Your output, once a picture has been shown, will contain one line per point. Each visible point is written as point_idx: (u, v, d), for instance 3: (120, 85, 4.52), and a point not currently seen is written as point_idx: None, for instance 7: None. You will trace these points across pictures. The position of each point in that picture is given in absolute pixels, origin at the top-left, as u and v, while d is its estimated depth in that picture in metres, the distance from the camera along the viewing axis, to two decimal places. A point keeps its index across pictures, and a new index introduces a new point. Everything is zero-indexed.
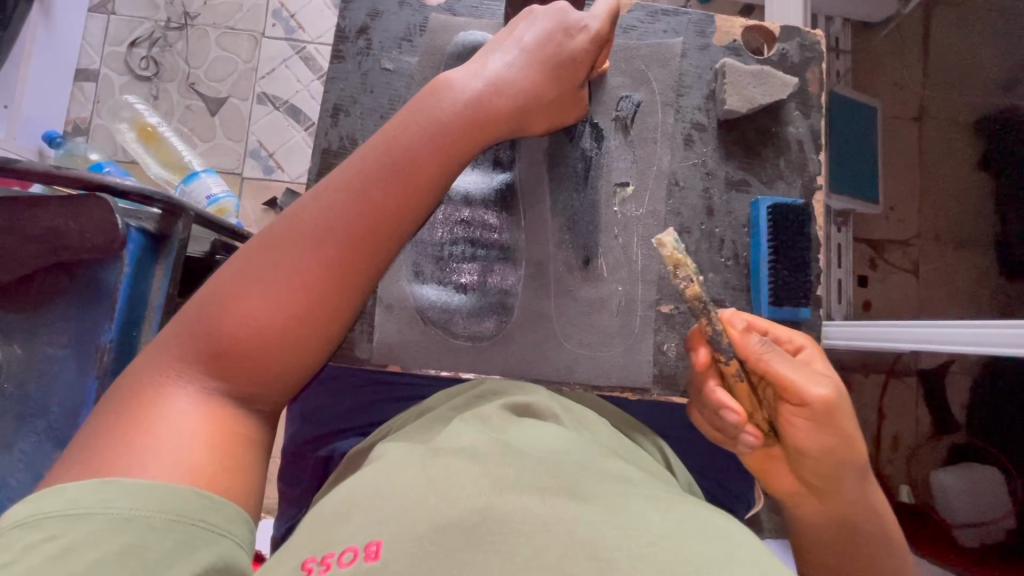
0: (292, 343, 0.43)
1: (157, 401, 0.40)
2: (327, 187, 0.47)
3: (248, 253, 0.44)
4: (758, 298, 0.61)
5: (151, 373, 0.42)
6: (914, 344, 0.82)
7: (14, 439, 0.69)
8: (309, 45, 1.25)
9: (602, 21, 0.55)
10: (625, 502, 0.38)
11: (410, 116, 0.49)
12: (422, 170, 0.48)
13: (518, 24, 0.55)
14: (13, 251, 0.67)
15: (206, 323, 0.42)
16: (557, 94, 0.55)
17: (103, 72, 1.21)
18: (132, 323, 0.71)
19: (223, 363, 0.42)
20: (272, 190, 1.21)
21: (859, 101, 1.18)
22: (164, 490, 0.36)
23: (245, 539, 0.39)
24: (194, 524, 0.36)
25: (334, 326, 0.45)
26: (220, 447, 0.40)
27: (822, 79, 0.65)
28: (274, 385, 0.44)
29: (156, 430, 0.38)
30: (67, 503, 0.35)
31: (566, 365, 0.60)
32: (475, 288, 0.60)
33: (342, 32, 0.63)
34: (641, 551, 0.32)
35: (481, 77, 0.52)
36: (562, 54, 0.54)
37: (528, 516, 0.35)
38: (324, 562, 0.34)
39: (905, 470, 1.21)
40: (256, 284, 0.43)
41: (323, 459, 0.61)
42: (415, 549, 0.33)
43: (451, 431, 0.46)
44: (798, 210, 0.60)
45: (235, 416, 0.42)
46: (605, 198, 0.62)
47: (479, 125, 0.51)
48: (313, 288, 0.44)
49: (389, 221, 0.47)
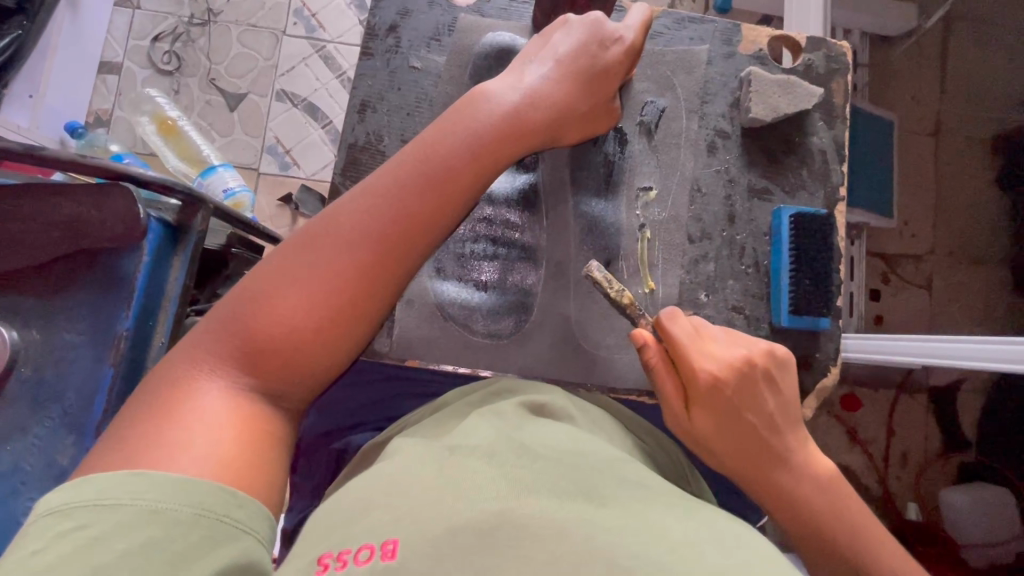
0: (323, 344, 0.44)
1: (187, 394, 0.40)
2: (365, 190, 0.47)
3: (285, 251, 0.45)
4: (777, 306, 0.61)
5: (183, 366, 0.42)
6: (929, 358, 0.81)
7: (29, 424, 0.69)
8: (329, 44, 1.26)
9: (636, 33, 0.57)
10: (644, 509, 0.38)
11: (449, 123, 0.50)
12: (458, 177, 0.49)
13: (554, 32, 0.56)
14: (35, 236, 0.69)
15: (241, 321, 0.43)
16: (589, 106, 0.55)
17: (126, 65, 1.22)
18: (149, 312, 0.73)
19: (255, 361, 0.42)
20: (287, 185, 1.21)
21: (879, 115, 1.18)
22: (192, 485, 0.37)
23: (267, 535, 0.39)
24: (219, 519, 0.37)
25: (364, 328, 0.46)
26: (244, 444, 0.40)
27: (848, 90, 0.65)
28: (306, 383, 0.44)
29: (185, 423, 0.39)
30: (98, 492, 0.36)
31: (584, 367, 0.60)
32: (496, 286, 0.61)
33: (372, 29, 0.64)
34: (660, 561, 0.32)
35: (517, 87, 0.53)
36: (596, 65, 0.55)
37: (549, 518, 0.35)
38: (340, 558, 0.34)
39: (913, 487, 1.20)
40: (290, 284, 0.43)
41: (337, 451, 0.62)
42: (432, 549, 0.33)
43: (467, 427, 0.46)
44: (821, 220, 0.60)
45: (262, 414, 0.42)
46: (628, 201, 0.62)
47: (514, 133, 0.51)
48: (343, 290, 0.44)
49: (423, 224, 0.47)
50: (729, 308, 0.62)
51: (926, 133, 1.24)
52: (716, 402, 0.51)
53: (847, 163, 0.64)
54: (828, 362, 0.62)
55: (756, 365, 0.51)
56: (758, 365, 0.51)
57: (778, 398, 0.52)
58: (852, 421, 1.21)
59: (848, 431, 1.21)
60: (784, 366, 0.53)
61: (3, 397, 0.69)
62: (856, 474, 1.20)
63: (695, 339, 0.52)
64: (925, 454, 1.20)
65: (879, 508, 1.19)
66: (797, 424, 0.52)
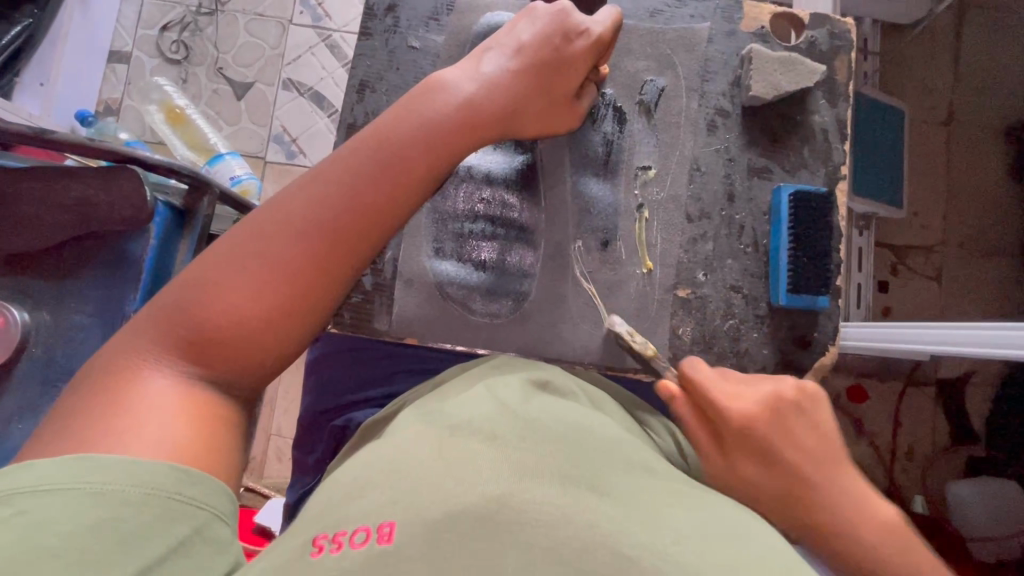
0: (274, 333, 0.44)
1: (137, 381, 0.41)
2: (316, 179, 0.47)
3: (233, 239, 0.45)
4: (776, 286, 0.61)
5: (127, 356, 0.42)
6: (933, 346, 0.80)
7: (40, 402, 0.71)
8: (335, 33, 1.27)
9: (605, 27, 0.55)
10: (646, 496, 0.37)
11: (404, 113, 0.50)
12: (413, 169, 0.49)
13: (520, 21, 0.56)
14: (42, 218, 0.68)
15: (188, 310, 0.43)
16: (548, 100, 0.55)
17: (134, 54, 1.24)
18: (156, 294, 0.74)
19: (202, 350, 0.42)
20: (293, 173, 1.22)
21: (891, 102, 1.15)
22: (141, 466, 0.37)
23: (227, 511, 0.40)
24: (171, 497, 0.37)
25: (316, 318, 0.46)
26: (198, 425, 0.41)
27: (851, 68, 0.64)
28: (255, 372, 0.45)
29: (133, 409, 0.39)
30: (40, 478, 0.36)
31: (582, 345, 0.60)
32: (494, 266, 0.61)
33: (371, 10, 0.64)
34: (665, 550, 0.32)
35: (473, 78, 0.53)
36: (559, 57, 0.54)
37: (551, 502, 0.34)
38: (335, 540, 0.34)
39: (920, 480, 1.18)
40: (238, 272, 0.43)
41: (339, 428, 0.62)
42: (429, 535, 0.32)
43: (464, 404, 0.46)
44: (820, 198, 0.60)
45: (216, 402, 0.43)
46: (626, 181, 0.62)
47: (474, 127, 0.52)
48: (289, 281, 0.44)
49: (379, 216, 0.48)
50: (728, 288, 0.61)
51: (939, 121, 1.23)
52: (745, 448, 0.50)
53: (850, 142, 0.64)
54: (826, 342, 0.62)
55: (782, 402, 0.51)
56: (784, 399, 0.52)
57: (813, 433, 0.51)
58: (859, 412, 1.19)
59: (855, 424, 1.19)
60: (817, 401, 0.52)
61: (14, 377, 0.71)
62: (862, 467, 1.18)
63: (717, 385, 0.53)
64: (933, 448, 1.19)
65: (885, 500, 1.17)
66: (839, 462, 0.51)
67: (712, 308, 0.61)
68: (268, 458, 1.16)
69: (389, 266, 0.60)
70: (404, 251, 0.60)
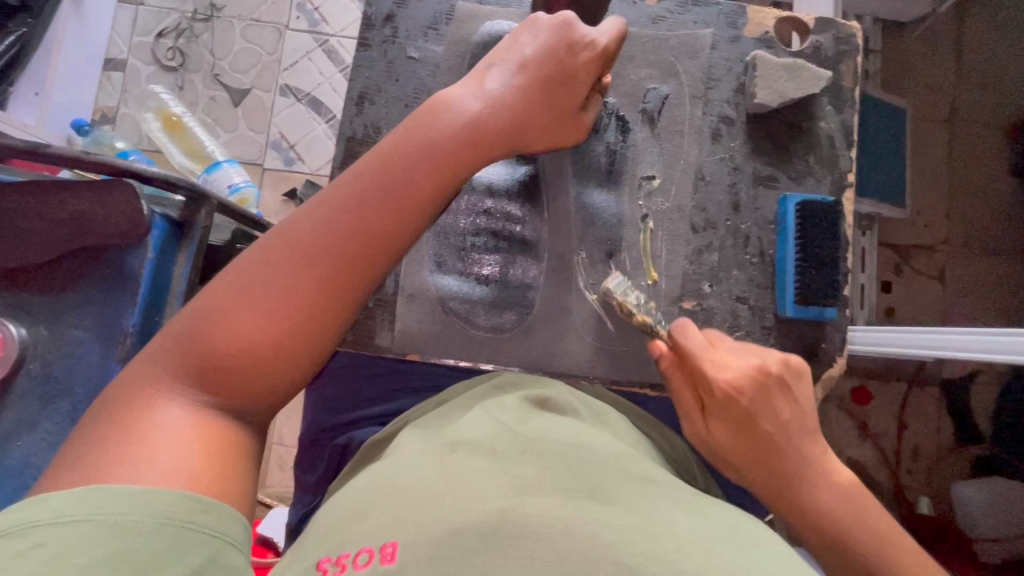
0: (283, 360, 0.43)
1: (149, 409, 0.40)
2: (321, 202, 0.46)
3: (241, 266, 0.44)
4: (783, 297, 0.60)
5: (139, 384, 0.42)
6: (939, 350, 0.79)
7: (38, 419, 0.70)
8: (332, 38, 1.26)
9: (609, 39, 0.54)
10: (653, 507, 0.36)
11: (408, 131, 0.49)
12: (417, 190, 0.48)
13: (520, 34, 0.55)
14: (38, 232, 0.68)
15: (197, 337, 0.42)
16: (553, 114, 0.54)
17: (130, 62, 1.23)
18: (154, 309, 0.72)
19: (211, 378, 0.42)
20: (292, 180, 1.21)
21: (895, 102, 1.14)
22: (154, 496, 0.36)
23: (241, 538, 0.39)
24: (185, 525, 0.36)
25: (324, 343, 0.45)
26: (211, 452, 0.40)
27: (857, 72, 0.64)
28: (265, 398, 0.44)
29: (146, 438, 0.39)
30: (54, 510, 0.35)
31: (587, 360, 0.60)
32: (497, 280, 0.60)
33: (369, 20, 0.63)
34: (672, 560, 0.31)
35: (475, 94, 0.52)
36: (561, 68, 0.53)
37: (552, 516, 0.33)
38: (339, 562, 0.33)
39: (926, 481, 1.17)
40: (247, 298, 0.43)
41: (340, 448, 0.60)
42: (432, 551, 0.31)
43: (469, 423, 0.45)
44: (827, 208, 0.59)
45: (228, 429, 0.42)
46: (631, 192, 0.61)
47: (478, 144, 0.51)
48: (295, 306, 0.43)
49: (384, 239, 0.47)
50: (734, 299, 0.61)
51: (942, 119, 1.22)
52: (733, 411, 0.51)
53: (856, 148, 0.63)
54: (835, 353, 0.61)
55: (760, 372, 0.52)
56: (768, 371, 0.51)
57: (794, 406, 0.51)
58: (864, 414, 1.19)
59: (859, 424, 1.19)
60: (800, 375, 0.52)
61: (12, 393, 0.70)
62: (867, 468, 1.17)
63: (708, 348, 0.53)
64: (938, 448, 1.18)
65: (891, 501, 1.16)
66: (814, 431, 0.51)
67: (719, 320, 0.60)
68: (270, 468, 1.15)
69: (391, 283, 0.60)
70: (406, 268, 0.59)
